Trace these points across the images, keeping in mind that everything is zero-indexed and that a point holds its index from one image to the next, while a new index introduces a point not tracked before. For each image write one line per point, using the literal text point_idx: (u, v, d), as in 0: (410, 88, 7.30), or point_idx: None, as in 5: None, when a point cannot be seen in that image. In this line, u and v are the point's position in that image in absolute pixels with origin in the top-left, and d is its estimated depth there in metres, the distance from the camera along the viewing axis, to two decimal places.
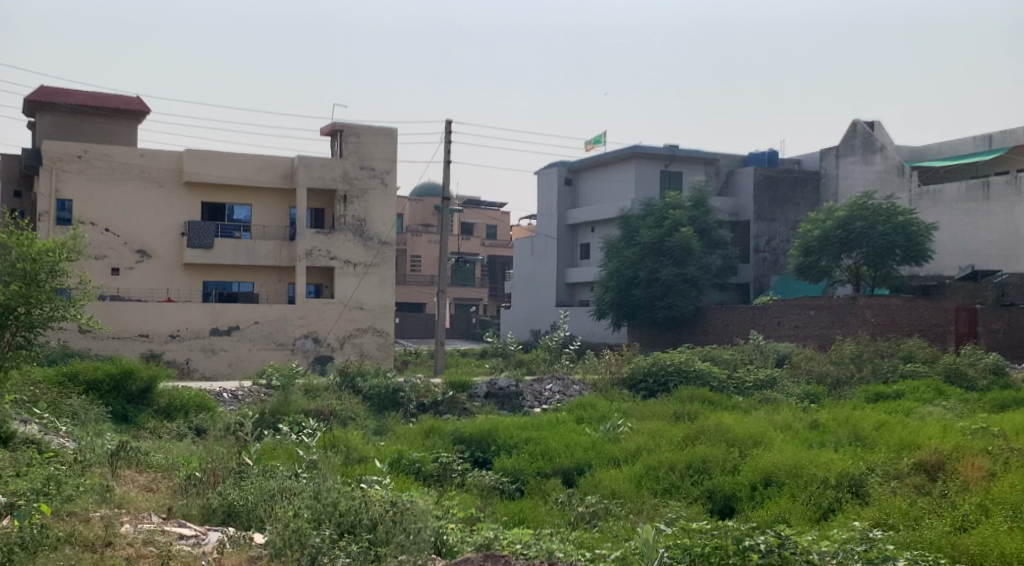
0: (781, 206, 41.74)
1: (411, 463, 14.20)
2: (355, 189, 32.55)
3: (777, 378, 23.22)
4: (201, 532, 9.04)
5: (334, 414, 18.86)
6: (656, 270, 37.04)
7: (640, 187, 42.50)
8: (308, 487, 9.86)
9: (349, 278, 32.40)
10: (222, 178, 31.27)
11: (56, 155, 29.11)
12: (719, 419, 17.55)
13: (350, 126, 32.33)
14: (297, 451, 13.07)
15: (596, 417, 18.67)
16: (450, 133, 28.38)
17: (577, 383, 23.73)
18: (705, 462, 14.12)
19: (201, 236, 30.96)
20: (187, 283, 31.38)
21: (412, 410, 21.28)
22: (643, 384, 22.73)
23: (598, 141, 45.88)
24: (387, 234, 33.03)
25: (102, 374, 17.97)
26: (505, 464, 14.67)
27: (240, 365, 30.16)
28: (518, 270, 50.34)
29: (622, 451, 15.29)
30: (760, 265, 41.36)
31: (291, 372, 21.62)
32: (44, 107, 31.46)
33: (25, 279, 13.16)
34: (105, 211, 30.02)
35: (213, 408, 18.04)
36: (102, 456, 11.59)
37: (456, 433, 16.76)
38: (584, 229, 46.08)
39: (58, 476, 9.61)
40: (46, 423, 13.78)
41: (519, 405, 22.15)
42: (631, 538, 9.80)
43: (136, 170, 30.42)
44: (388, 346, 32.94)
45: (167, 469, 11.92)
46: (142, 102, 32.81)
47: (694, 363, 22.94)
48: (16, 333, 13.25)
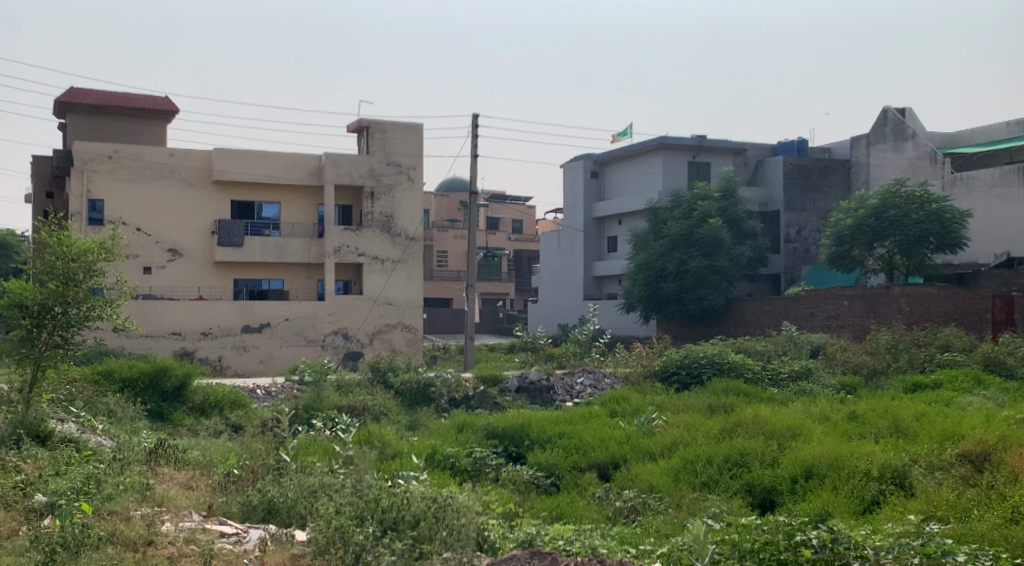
0: (810, 196, 41.31)
1: (447, 459, 14.13)
2: (382, 185, 32.49)
3: (811, 368, 22.94)
4: (242, 530, 8.99)
5: (366, 410, 18.81)
6: (685, 262, 36.72)
7: (668, 178, 42.19)
8: (348, 484, 9.81)
9: (377, 274, 32.41)
10: (251, 176, 31.31)
11: (87, 156, 29.32)
12: (755, 411, 17.34)
13: (376, 121, 32.46)
14: (333, 447, 13.03)
15: (629, 411, 18.50)
16: (476, 127, 28.23)
17: (608, 377, 23.58)
18: (743, 455, 13.91)
19: (230, 234, 31.07)
20: (218, 281, 31.53)
21: (443, 405, 21.22)
22: (676, 377, 22.54)
23: (625, 133, 45.59)
24: (415, 229, 33.01)
25: (136, 372, 18.06)
26: (540, 459, 14.58)
27: (272, 362, 30.24)
28: (545, 264, 50.18)
29: (658, 444, 15.14)
30: (790, 256, 40.92)
31: (323, 368, 21.63)
32: (74, 108, 31.67)
33: (61, 279, 13.20)
34: (136, 211, 30.19)
35: (247, 405, 18.07)
36: (141, 454, 11.60)
37: (489, 428, 16.68)
38: (611, 222, 45.80)
39: (98, 476, 9.59)
40: (83, 422, 13.84)
41: (550, 399, 22.03)
42: (674, 535, 9.64)
43: (166, 170, 30.56)
44: (417, 342, 32.94)
45: (205, 466, 11.90)
46: (170, 102, 32.94)
47: (728, 355, 22.73)
48: (53, 332, 13.32)
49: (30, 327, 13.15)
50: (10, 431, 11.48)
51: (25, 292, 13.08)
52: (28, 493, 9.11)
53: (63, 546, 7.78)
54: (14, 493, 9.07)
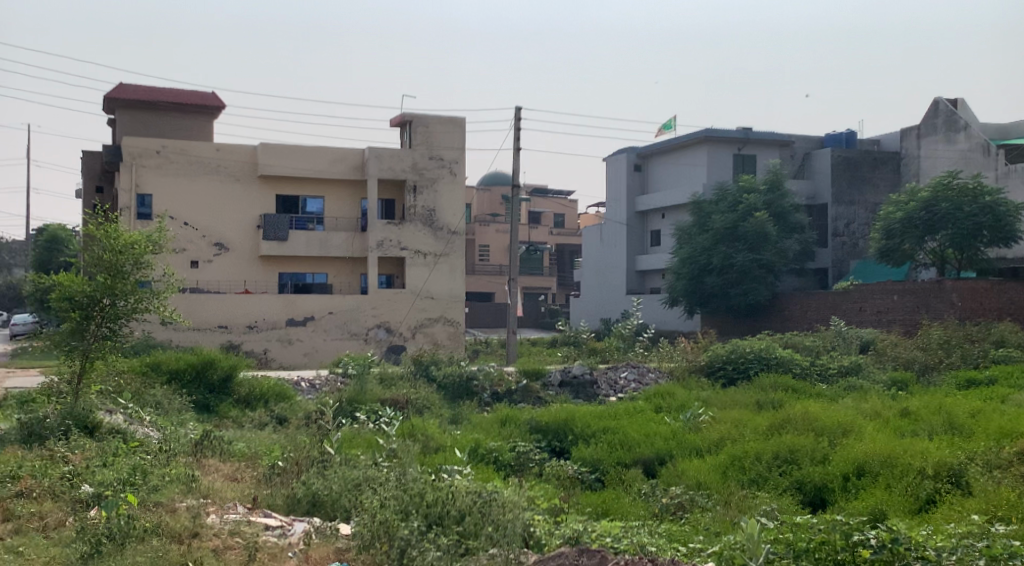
0: (859, 189, 40.57)
1: (490, 453, 14.02)
2: (424, 179, 32.49)
3: (861, 364, 22.48)
4: (286, 523, 8.95)
5: (409, 403, 18.79)
6: (731, 256, 36.26)
7: (712, 171, 41.71)
8: (392, 477, 9.73)
9: (420, 268, 32.41)
10: (295, 170, 31.47)
11: (135, 151, 29.66)
12: (804, 407, 17.01)
13: (418, 116, 32.39)
14: (376, 439, 12.99)
15: (675, 406, 18.25)
16: (519, 120, 28.08)
17: (652, 371, 23.32)
18: (793, 452, 13.62)
19: (275, 228, 31.26)
20: (263, 275, 31.76)
21: (486, 399, 21.13)
22: (722, 372, 22.22)
23: (669, 126, 45.17)
24: (457, 224, 32.95)
25: (184, 364, 18.21)
26: (584, 455, 14.43)
27: (316, 355, 30.38)
28: (587, 259, 49.91)
29: (704, 440, 14.90)
30: (838, 250, 40.22)
31: (366, 361, 21.66)
32: (123, 104, 32.06)
33: (110, 271, 13.32)
34: (183, 205, 30.50)
35: (292, 397, 18.14)
36: (187, 446, 11.65)
37: (533, 422, 16.55)
38: (654, 216, 45.40)
39: (144, 468, 9.63)
40: (131, 413, 13.94)
41: (593, 394, 21.84)
42: (722, 534, 9.45)
43: (213, 164, 30.82)
44: (459, 336, 32.88)
45: (250, 458, 11.92)
46: (216, 97, 33.22)
47: (775, 350, 22.36)
48: (101, 324, 13.42)
49: (78, 319, 13.26)
50: (59, 422, 11.58)
51: (73, 284, 13.17)
52: (74, 483, 9.16)
53: (110, 537, 7.79)
54: (61, 483, 9.13)
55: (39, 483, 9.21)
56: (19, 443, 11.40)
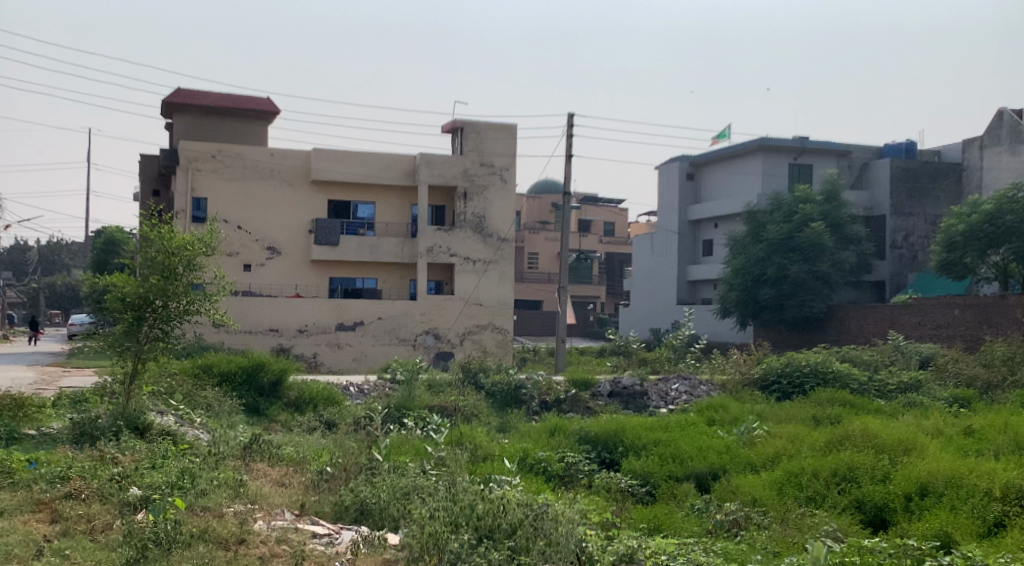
0: (918, 200, 39.67)
1: (539, 463, 13.81)
2: (475, 185, 32.40)
3: (921, 380, 21.87)
4: (333, 530, 8.82)
5: (457, 410, 18.65)
6: (785, 267, 35.64)
7: (767, 181, 41.09)
8: (440, 487, 9.58)
9: (469, 275, 32.32)
10: (347, 175, 31.58)
11: (192, 155, 30.00)
12: (863, 423, 16.53)
13: (471, 122, 32.31)
14: (425, 447, 12.84)
15: (728, 419, 17.87)
16: (571, 126, 27.86)
17: (704, 384, 22.89)
18: (852, 469, 13.22)
19: (327, 233, 31.40)
20: (315, 279, 31.91)
21: (534, 408, 20.90)
22: (776, 386, 21.76)
23: (722, 135, 44.63)
24: (507, 230, 32.81)
25: (234, 366, 18.25)
26: (635, 467, 14.16)
27: (365, 359, 30.41)
28: (637, 268, 49.45)
29: (759, 456, 14.53)
30: (896, 262, 39.33)
31: (414, 368, 21.55)
32: (180, 108, 32.47)
33: (163, 272, 13.36)
34: (237, 209, 30.76)
35: (340, 402, 18.09)
36: (236, 449, 11.62)
37: (582, 432, 16.28)
38: (707, 225, 44.84)
39: (193, 471, 9.57)
40: (182, 415, 13.98)
41: (643, 405, 21.50)
42: (782, 557, 9.12)
43: (267, 169, 31.05)
44: (507, 343, 32.72)
45: (298, 462, 11.83)
46: (271, 102, 33.49)
47: (832, 364, 21.86)
48: (153, 325, 13.46)
49: (131, 320, 13.31)
50: (111, 422, 11.60)
51: (126, 285, 13.24)
52: (123, 486, 9.13)
53: (156, 543, 7.73)
54: (110, 485, 9.09)
55: (88, 484, 9.19)
56: (71, 442, 11.44)
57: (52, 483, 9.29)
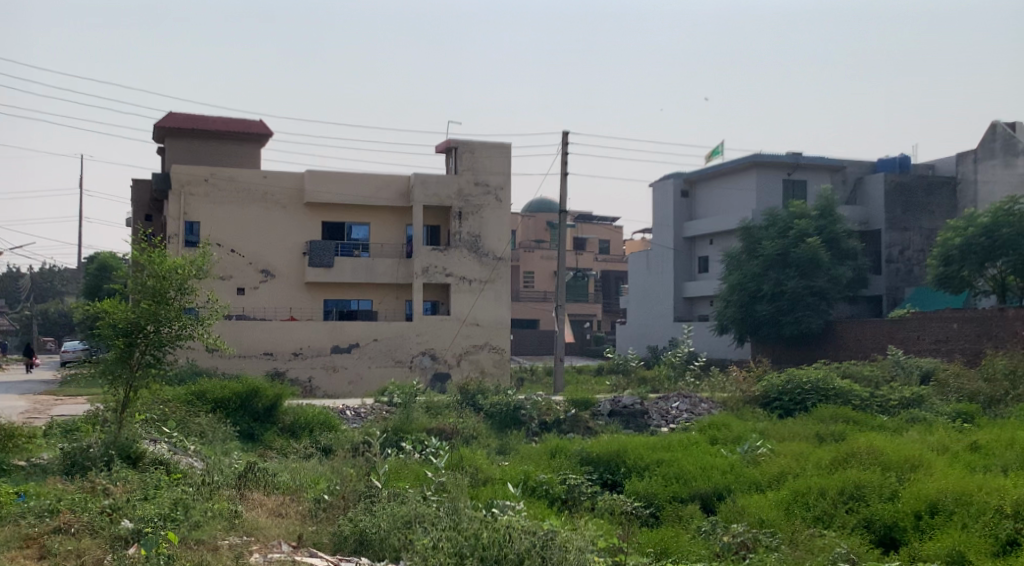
0: (914, 214, 39.58)
1: (540, 487, 13.54)
2: (470, 205, 32.24)
3: (924, 395, 21.66)
4: (333, 563, 8.56)
5: (456, 432, 18.37)
6: (782, 283, 35.49)
7: (762, 197, 41.01)
8: (441, 515, 9.34)
9: (465, 295, 32.09)
10: (341, 197, 31.40)
11: (185, 179, 29.81)
12: (869, 440, 16.29)
13: (465, 142, 32.17)
14: (425, 472, 12.58)
15: (732, 438, 17.61)
16: (566, 144, 27.74)
17: (704, 402, 22.62)
18: (859, 487, 13.00)
19: (322, 255, 31.17)
20: (309, 301, 31.66)
21: (534, 429, 20.62)
22: (778, 403, 21.52)
23: (716, 151, 44.58)
24: (503, 250, 32.63)
25: (229, 392, 17.97)
26: (638, 487, 13.92)
27: (361, 382, 30.14)
28: (633, 285, 49.29)
29: (764, 475, 14.28)
30: (892, 277, 39.18)
31: (412, 390, 21.27)
32: (172, 132, 32.31)
33: (154, 296, 13.13)
34: (231, 232, 30.54)
35: (337, 426, 17.79)
36: (230, 478, 11.34)
37: (583, 453, 16.01)
38: (702, 242, 44.72)
39: (186, 504, 9.30)
40: (176, 442, 13.71)
41: (644, 424, 21.22)
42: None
43: (260, 192, 30.86)
44: (505, 363, 32.46)
45: (295, 490, 11.57)
46: (263, 125, 33.34)
47: (834, 380, 21.63)
48: (145, 351, 13.22)
49: (122, 346, 13.06)
50: (103, 451, 11.33)
51: (116, 310, 12.99)
52: (114, 519, 8.86)
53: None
54: (100, 518, 8.82)
55: (77, 518, 8.92)
56: (62, 473, 11.17)
57: (40, 517, 9.03)
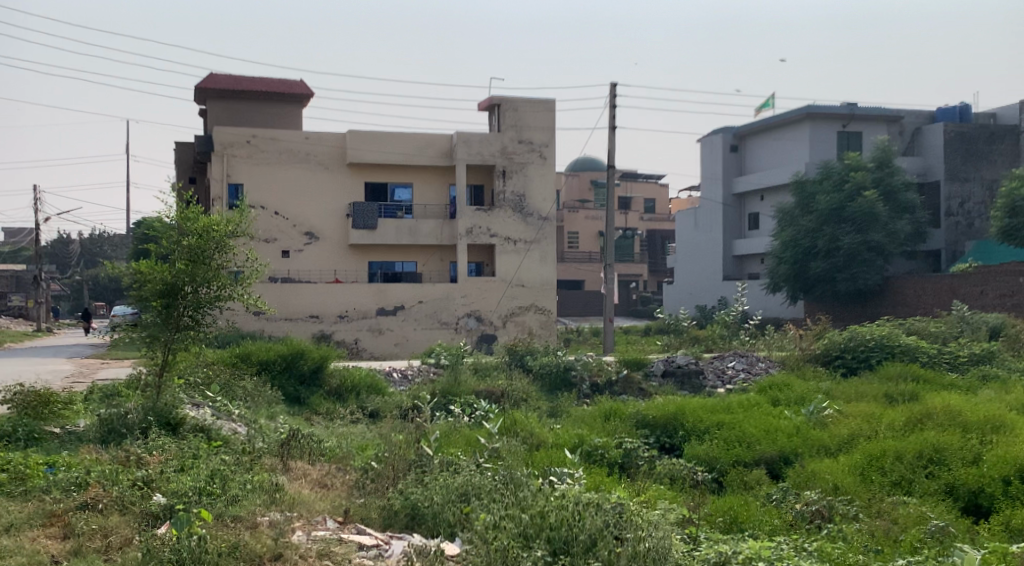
0: (975, 165, 38.00)
1: (596, 451, 12.88)
2: (514, 164, 31.43)
3: (994, 351, 20.62)
4: (382, 540, 7.97)
5: (505, 395, 17.76)
6: (838, 238, 34.27)
7: (815, 149, 39.65)
8: (499, 488, 8.74)
9: (510, 255, 31.40)
10: (383, 157, 30.75)
11: (227, 141, 29.31)
12: (943, 400, 15.38)
13: (508, 99, 31.25)
14: (477, 438, 11.97)
15: (795, 399, 16.77)
16: (613, 97, 26.73)
17: (762, 361, 21.77)
18: (938, 451, 12.16)
19: (365, 216, 30.60)
20: (353, 264, 31.19)
21: (585, 391, 19.91)
22: (840, 361, 20.67)
23: (766, 104, 43.22)
24: (549, 209, 31.83)
25: (274, 354, 17.54)
26: (698, 452, 13.22)
27: (407, 344, 29.69)
28: (680, 244, 48.19)
29: (833, 438, 13.49)
30: (952, 231, 37.71)
31: (459, 351, 20.76)
32: (212, 94, 31.84)
33: (192, 255, 12.61)
34: (273, 194, 30.09)
35: (384, 390, 17.27)
36: (273, 446, 10.83)
37: (639, 416, 15.32)
38: (752, 198, 43.51)
39: (223, 475, 8.82)
40: (219, 407, 13.29)
41: (700, 386, 20.43)
42: (893, 563, 8.28)
43: (302, 153, 30.31)
44: (551, 324, 31.79)
45: (341, 458, 11.06)
46: (304, 85, 32.74)
47: (899, 337, 20.66)
48: (184, 312, 12.72)
49: (161, 307, 12.58)
50: (141, 418, 10.87)
51: (152, 271, 12.48)
52: (146, 494, 8.39)
53: (178, 564, 6.98)
54: (131, 493, 8.35)
55: (108, 492, 8.46)
56: (100, 441, 10.73)
57: (68, 491, 8.58)
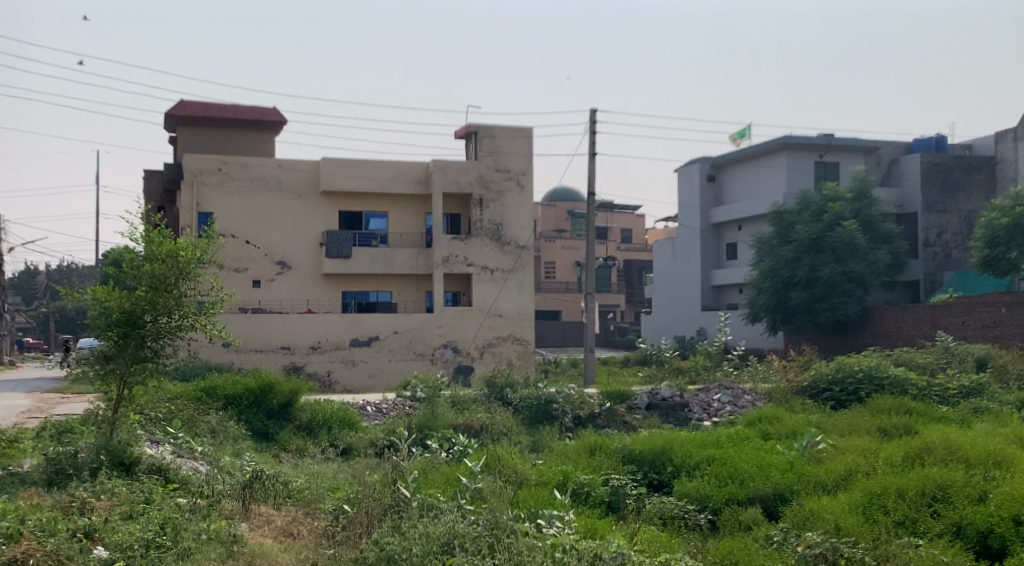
0: (951, 196, 37.88)
1: (582, 489, 12.17)
2: (491, 192, 30.86)
3: (984, 383, 20.10)
4: None
5: (484, 429, 17.04)
6: (817, 268, 33.88)
7: (793, 179, 39.42)
8: (483, 544, 8.07)
9: (488, 285, 30.74)
10: (357, 185, 30.08)
11: (197, 169, 28.52)
12: (941, 434, 14.79)
13: (485, 126, 30.74)
14: (458, 477, 11.22)
15: (786, 433, 16.14)
16: (591, 124, 26.25)
17: (748, 393, 21.12)
18: (943, 488, 11.53)
19: (339, 245, 29.87)
20: (327, 294, 30.41)
21: (568, 424, 19.23)
22: (829, 394, 20.08)
23: (743, 133, 43.06)
24: (526, 238, 31.23)
25: (241, 388, 16.70)
26: (689, 490, 12.55)
27: (381, 376, 28.86)
28: (658, 274, 47.69)
29: (829, 474, 12.83)
30: (930, 261, 37.46)
31: (436, 384, 19.98)
32: (183, 121, 31.08)
33: (152, 283, 11.84)
34: (244, 223, 29.27)
35: (359, 424, 16.46)
36: (235, 489, 10.07)
37: (625, 450, 14.63)
38: (730, 228, 43.18)
39: (175, 529, 8.36)
40: (181, 444, 12.48)
41: (685, 418, 19.82)
42: None
43: (274, 181, 29.57)
44: (530, 355, 31.06)
45: (310, 502, 10.35)
46: (277, 112, 32.07)
47: (888, 368, 20.13)
48: (142, 345, 11.92)
49: (117, 337, 11.79)
50: (91, 457, 10.06)
51: (111, 298, 11.70)
52: (85, 547, 7.84)
53: None
54: (69, 546, 7.77)
55: (41, 544, 7.72)
56: (45, 482, 9.90)
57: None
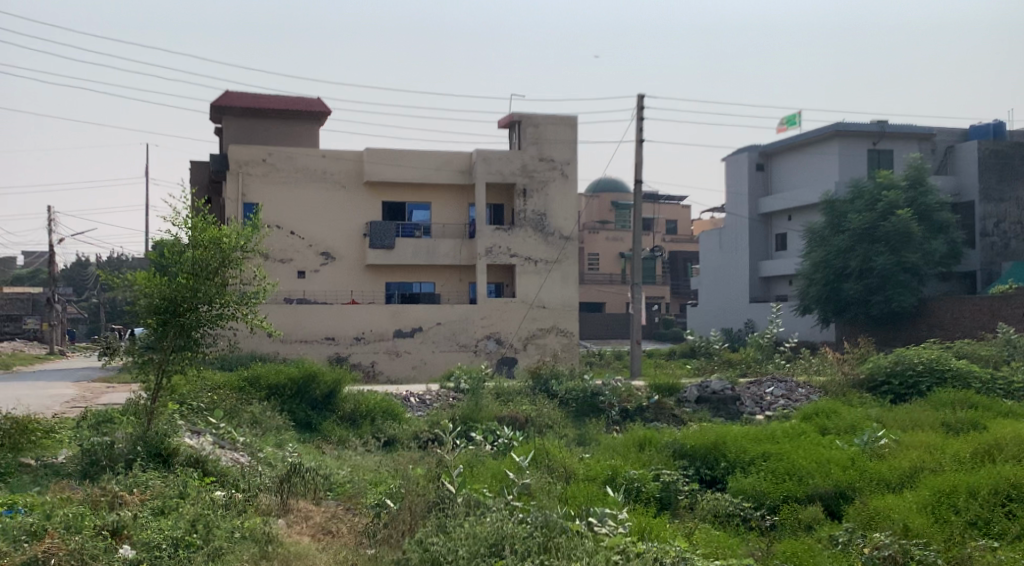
0: (1010, 184, 36.60)
1: (632, 484, 11.67)
2: (534, 182, 30.36)
3: None
4: None
5: (530, 422, 16.58)
6: (871, 258, 32.92)
7: (845, 167, 38.41)
8: (529, 546, 7.64)
9: (531, 276, 30.28)
10: (401, 175, 29.75)
11: (242, 158, 28.37)
12: (1011, 429, 14.05)
13: (529, 116, 30.25)
14: (507, 471, 10.77)
15: (845, 427, 15.49)
16: (637, 110, 25.65)
17: (802, 387, 20.42)
18: (1016, 488, 10.83)
19: (382, 236, 29.57)
20: (371, 285, 30.16)
21: (615, 417, 18.68)
22: (887, 388, 19.34)
23: (792, 121, 42.10)
24: (570, 228, 30.71)
25: (284, 378, 16.43)
26: (745, 486, 11.99)
27: (425, 368, 28.55)
28: (705, 265, 46.88)
29: (893, 470, 12.19)
30: (988, 251, 36.24)
31: (480, 375, 19.57)
32: (228, 111, 30.98)
33: (194, 270, 11.57)
34: (288, 213, 29.09)
35: (402, 415, 16.10)
36: (272, 483, 9.73)
37: (676, 445, 14.08)
38: (780, 218, 42.23)
39: (208, 528, 8.04)
40: (222, 434, 12.22)
41: (737, 412, 19.21)
42: None
43: (318, 171, 29.36)
44: (574, 347, 30.54)
45: (351, 497, 9.99)
46: (322, 102, 31.88)
47: (949, 360, 19.30)
48: (182, 334, 11.63)
49: (156, 325, 11.50)
50: (127, 449, 9.83)
51: (151, 285, 11.43)
52: (110, 547, 7.58)
53: None
54: (94, 545, 7.51)
55: (65, 543, 7.44)
56: (80, 473, 9.65)
57: (21, 539, 7.51)
